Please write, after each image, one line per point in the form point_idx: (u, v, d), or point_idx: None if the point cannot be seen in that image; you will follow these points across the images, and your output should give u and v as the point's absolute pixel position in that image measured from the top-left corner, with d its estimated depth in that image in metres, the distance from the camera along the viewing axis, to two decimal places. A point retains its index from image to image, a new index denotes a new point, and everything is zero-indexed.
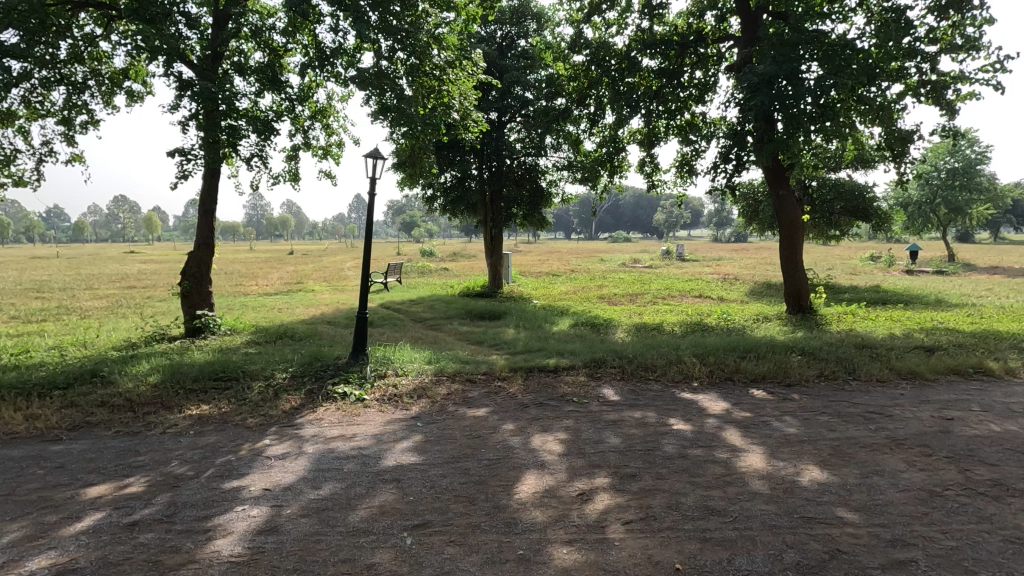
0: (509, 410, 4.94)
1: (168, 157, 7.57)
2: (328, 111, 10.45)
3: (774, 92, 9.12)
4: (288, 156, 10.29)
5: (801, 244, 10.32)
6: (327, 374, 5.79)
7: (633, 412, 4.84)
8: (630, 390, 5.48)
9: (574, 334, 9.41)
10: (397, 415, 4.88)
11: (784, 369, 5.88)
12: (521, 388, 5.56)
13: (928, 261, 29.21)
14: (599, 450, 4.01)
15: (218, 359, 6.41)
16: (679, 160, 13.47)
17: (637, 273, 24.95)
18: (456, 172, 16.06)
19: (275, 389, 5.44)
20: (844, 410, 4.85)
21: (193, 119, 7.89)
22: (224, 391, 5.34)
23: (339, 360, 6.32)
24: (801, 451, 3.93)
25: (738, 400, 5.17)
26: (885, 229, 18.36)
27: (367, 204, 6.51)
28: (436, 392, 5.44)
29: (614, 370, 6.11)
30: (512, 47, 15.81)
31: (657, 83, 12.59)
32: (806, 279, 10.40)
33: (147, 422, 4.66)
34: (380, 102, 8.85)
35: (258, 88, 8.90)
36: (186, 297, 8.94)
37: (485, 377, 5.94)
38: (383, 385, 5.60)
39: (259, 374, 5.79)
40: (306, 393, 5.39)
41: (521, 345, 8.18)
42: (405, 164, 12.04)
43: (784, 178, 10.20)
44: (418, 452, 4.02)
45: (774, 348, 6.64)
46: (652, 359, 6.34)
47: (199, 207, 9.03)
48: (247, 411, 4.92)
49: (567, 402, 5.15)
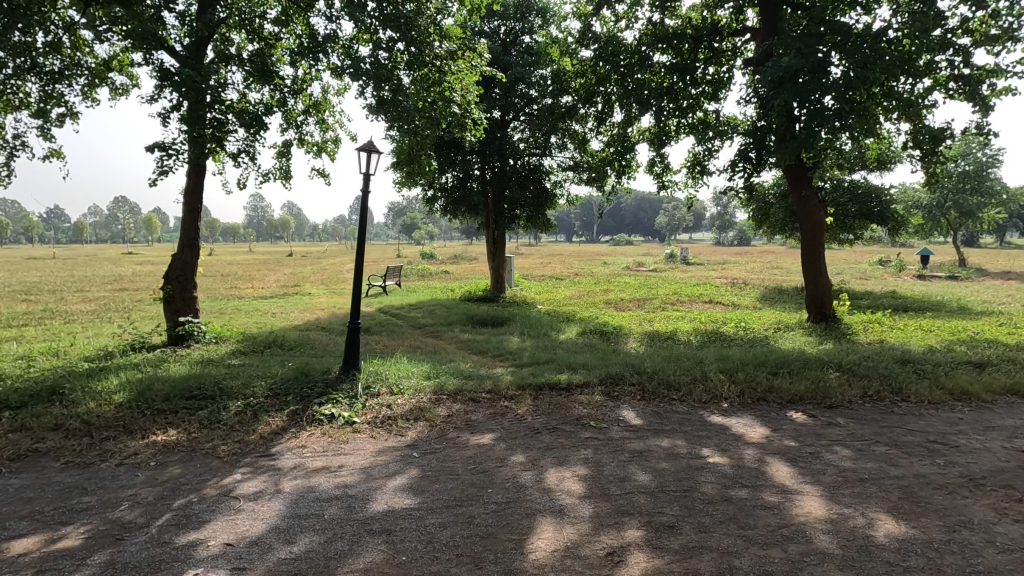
0: (518, 437, 4.34)
1: (147, 153, 6.92)
2: (323, 105, 9.87)
3: (800, 87, 8.49)
4: (279, 153, 9.71)
5: (823, 248, 9.71)
6: (313, 392, 5.18)
7: (661, 441, 4.23)
8: (653, 413, 4.88)
9: (583, 344, 8.80)
10: (390, 442, 4.28)
11: (824, 388, 5.27)
12: (530, 410, 4.96)
13: (938, 266, 28.57)
14: (626, 491, 3.41)
15: (195, 373, 5.81)
16: (691, 160, 12.89)
17: (643, 277, 24.32)
18: (458, 173, 15.46)
19: (255, 410, 4.83)
20: (901, 438, 4.24)
21: (175, 111, 7.30)
22: (197, 413, 4.73)
23: (328, 374, 5.71)
24: (866, 495, 3.33)
25: (777, 425, 4.56)
26: (900, 232, 17.74)
27: (362, 205, 5.88)
28: (435, 414, 4.84)
29: (633, 387, 5.51)
30: (517, 43, 15.25)
31: (669, 80, 12.00)
32: (829, 285, 9.74)
33: (103, 451, 4.06)
34: (378, 95, 8.28)
35: (247, 79, 8.33)
36: (169, 303, 8.36)
37: (490, 396, 5.34)
38: (375, 405, 4.99)
39: (239, 391, 5.18)
40: (289, 414, 4.78)
41: (527, 357, 7.59)
42: (404, 162, 11.44)
43: (807, 178, 9.58)
44: (413, 493, 3.42)
45: (808, 363, 6.03)
46: (675, 375, 5.73)
47: (182, 205, 8.39)
48: (219, 437, 4.31)
49: (584, 427, 4.55)
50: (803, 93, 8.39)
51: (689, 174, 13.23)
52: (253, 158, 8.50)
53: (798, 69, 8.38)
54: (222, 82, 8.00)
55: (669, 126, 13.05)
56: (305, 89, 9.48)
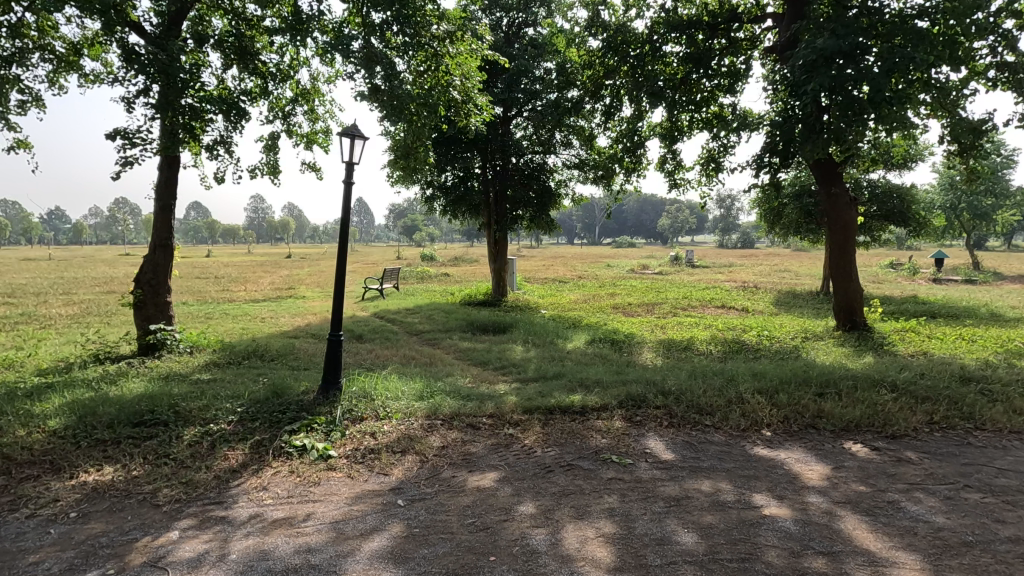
0: (528, 478, 3.59)
1: (106, 141, 6.13)
2: (313, 94, 9.12)
3: (835, 73, 7.52)
4: (265, 145, 8.95)
5: (855, 250, 8.85)
6: (286, 417, 4.42)
7: (702, 485, 3.47)
8: (685, 445, 4.13)
9: (593, 355, 8.03)
10: (371, 485, 3.52)
11: (882, 414, 4.50)
12: (539, 440, 4.21)
13: (954, 270, 27.62)
14: (668, 559, 2.65)
15: (154, 392, 5.06)
16: (705, 156, 12.16)
17: (650, 280, 23.57)
18: (459, 172, 14.75)
19: (213, 440, 4.08)
20: (992, 481, 3.49)
21: (141, 96, 6.54)
22: (143, 444, 3.98)
23: (305, 395, 4.95)
24: (980, 569, 2.57)
25: (837, 462, 3.81)
26: (922, 234, 16.91)
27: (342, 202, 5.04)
28: (427, 446, 4.08)
29: (657, 411, 4.75)
30: (520, 35, 14.49)
31: (683, 72, 11.29)
32: (861, 291, 8.92)
33: (17, 497, 3.30)
34: (371, 82, 7.59)
35: (225, 62, 7.60)
36: (139, 309, 7.62)
37: (492, 421, 4.58)
38: (357, 435, 4.23)
39: (198, 416, 4.43)
40: (253, 446, 4.02)
41: (533, 370, 6.84)
42: (400, 156, 10.67)
43: (837, 174, 8.75)
44: (394, 562, 2.66)
45: (857, 380, 5.27)
46: (705, 395, 4.97)
47: (153, 202, 7.62)
48: (162, 477, 3.55)
49: (605, 464, 3.79)
50: (837, 80, 7.49)
51: (703, 172, 12.48)
52: (231, 150, 7.73)
53: (835, 51, 7.50)
54: (196, 65, 7.24)
55: (681, 121, 12.30)
56: (293, 76, 8.75)
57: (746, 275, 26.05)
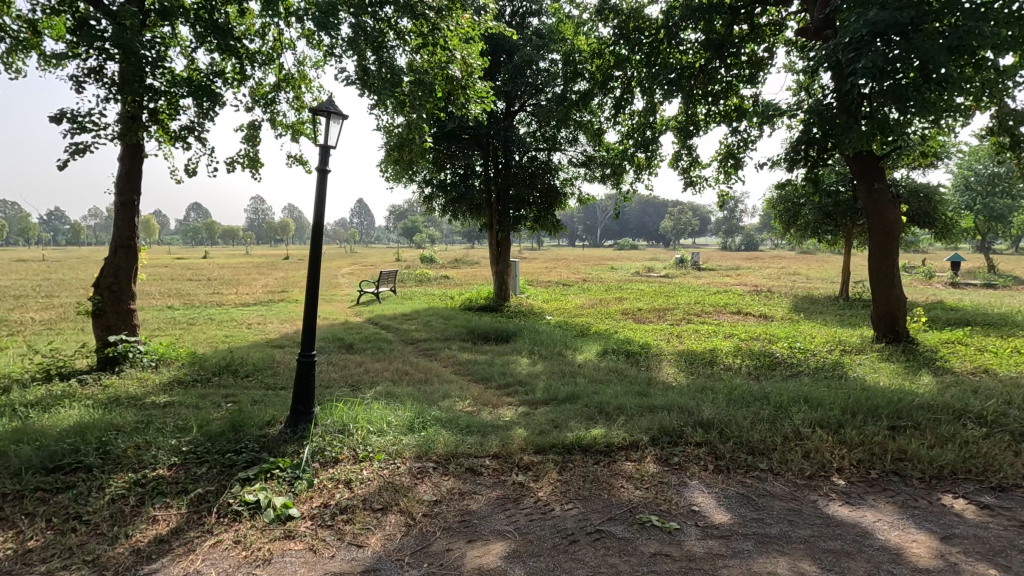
0: (545, 553, 2.73)
1: (50, 123, 5.17)
2: (300, 80, 8.30)
3: (884, 51, 6.60)
4: (245, 134, 8.11)
5: (899, 251, 7.95)
6: (240, 459, 3.57)
7: (778, 567, 2.61)
8: (742, 501, 3.26)
9: (608, 370, 7.15)
10: (337, 564, 2.66)
11: (981, 457, 3.63)
12: (556, 492, 3.35)
13: (971, 273, 26.67)
14: None
15: (88, 421, 4.19)
16: (723, 151, 11.36)
17: (658, 283, 22.74)
18: (459, 168, 13.90)
19: (143, 493, 3.22)
20: None
21: (95, 74, 5.63)
22: (53, 500, 3.13)
23: (270, 428, 4.10)
24: None
25: (945, 530, 2.94)
26: (948, 236, 16.03)
27: (315, 195, 4.18)
28: (415, 501, 3.22)
29: (699, 450, 3.88)
30: (524, 24, 13.61)
31: (701, 60, 10.44)
32: (903, 298, 8.05)
33: None
34: (360, 67, 6.93)
35: (198, 40, 6.73)
36: (98, 318, 6.80)
37: (498, 464, 3.71)
38: (327, 485, 3.37)
39: (132, 457, 3.58)
40: (193, 501, 3.17)
41: (541, 390, 5.98)
42: (395, 150, 9.82)
43: (878, 168, 7.88)
44: None
45: (934, 410, 4.39)
46: (756, 429, 4.10)
47: (114, 197, 6.78)
48: (62, 554, 2.69)
49: (644, 532, 2.92)
50: (887, 61, 6.58)
51: (720, 169, 11.69)
52: (202, 139, 6.87)
53: (889, 25, 6.54)
54: (161, 43, 6.38)
55: (697, 114, 11.48)
56: (276, 59, 7.95)
57: (754, 279, 25.34)
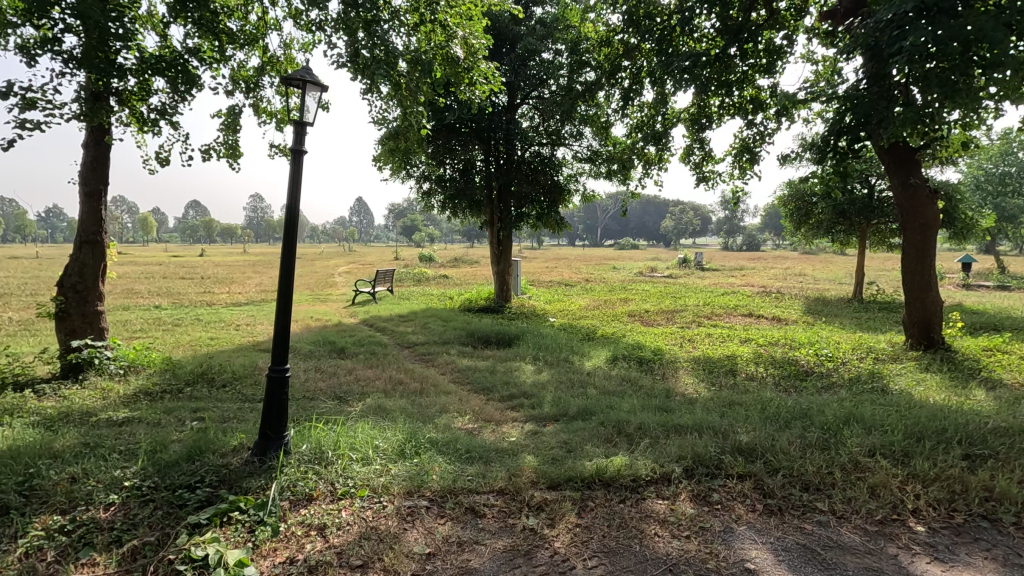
0: None
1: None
2: (286, 63, 7.64)
3: (931, 30, 5.92)
4: (225, 122, 7.46)
5: (936, 252, 7.34)
6: (193, 499, 2.94)
7: None
8: (808, 556, 2.63)
9: (620, 379, 6.54)
10: None
11: None
12: (577, 542, 2.73)
13: (984, 275, 26.03)
14: None
15: (22, 445, 3.56)
16: (738, 145, 10.75)
17: (663, 284, 22.14)
18: (459, 163, 13.28)
19: (66, 546, 2.59)
20: None
21: (50, 51, 4.97)
22: None
23: (235, 456, 3.48)
24: None
25: None
26: (967, 237, 15.42)
27: (290, 179, 3.55)
28: (400, 557, 2.59)
29: (743, 486, 3.25)
30: (529, 13, 12.95)
31: (717, 47, 9.77)
32: (940, 301, 7.45)
33: None
34: (350, 48, 6.28)
35: (171, 15, 6.08)
36: (60, 320, 6.17)
37: (503, 503, 3.09)
38: (296, 532, 2.75)
39: (61, 494, 2.95)
40: (127, 557, 2.54)
41: (549, 403, 5.37)
42: (390, 140, 9.18)
43: (914, 162, 7.27)
44: None
45: (1012, 436, 3.76)
46: (809, 459, 3.47)
47: (78, 188, 6.16)
48: None
49: None
50: (931, 42, 5.93)
51: (734, 164, 11.08)
52: (174, 124, 6.22)
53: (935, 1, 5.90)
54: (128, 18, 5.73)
55: (710, 106, 10.86)
56: (260, 41, 7.30)
57: (760, 279, 24.89)
